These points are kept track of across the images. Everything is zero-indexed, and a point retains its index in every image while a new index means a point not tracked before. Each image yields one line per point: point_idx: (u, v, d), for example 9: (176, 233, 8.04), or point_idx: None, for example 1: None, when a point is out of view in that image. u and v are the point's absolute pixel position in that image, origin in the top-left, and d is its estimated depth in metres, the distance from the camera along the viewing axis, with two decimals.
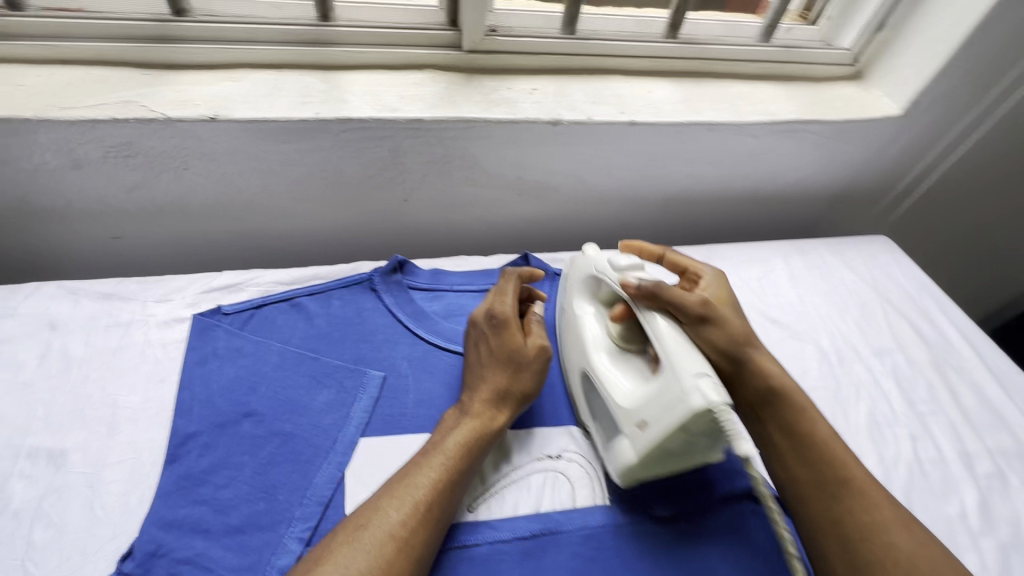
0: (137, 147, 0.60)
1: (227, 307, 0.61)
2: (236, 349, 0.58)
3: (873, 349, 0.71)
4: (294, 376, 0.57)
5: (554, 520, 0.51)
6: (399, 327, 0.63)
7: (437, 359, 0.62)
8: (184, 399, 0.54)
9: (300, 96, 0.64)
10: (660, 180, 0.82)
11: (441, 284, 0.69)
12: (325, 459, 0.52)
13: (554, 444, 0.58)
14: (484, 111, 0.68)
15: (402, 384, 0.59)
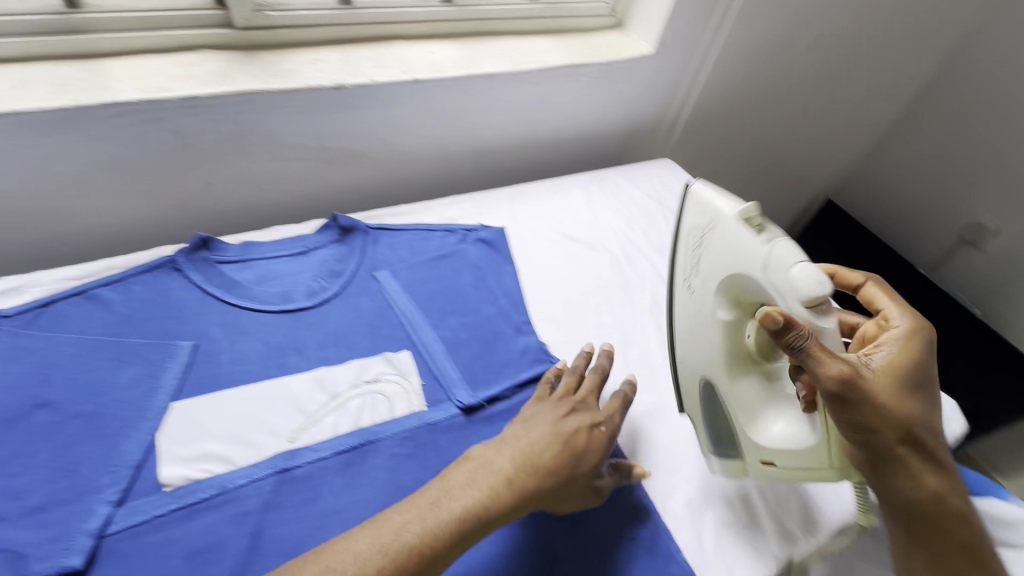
0: None
1: (7, 310, 0.57)
2: (22, 347, 0.55)
3: (655, 248, 0.86)
4: (94, 361, 0.55)
5: (373, 431, 0.55)
6: (210, 298, 0.64)
7: (250, 320, 0.63)
8: None
9: (54, 86, 0.62)
10: (465, 134, 0.90)
11: (252, 254, 0.69)
12: (135, 428, 0.52)
13: (372, 369, 0.61)
14: (264, 81, 0.70)
15: (215, 348, 0.59)
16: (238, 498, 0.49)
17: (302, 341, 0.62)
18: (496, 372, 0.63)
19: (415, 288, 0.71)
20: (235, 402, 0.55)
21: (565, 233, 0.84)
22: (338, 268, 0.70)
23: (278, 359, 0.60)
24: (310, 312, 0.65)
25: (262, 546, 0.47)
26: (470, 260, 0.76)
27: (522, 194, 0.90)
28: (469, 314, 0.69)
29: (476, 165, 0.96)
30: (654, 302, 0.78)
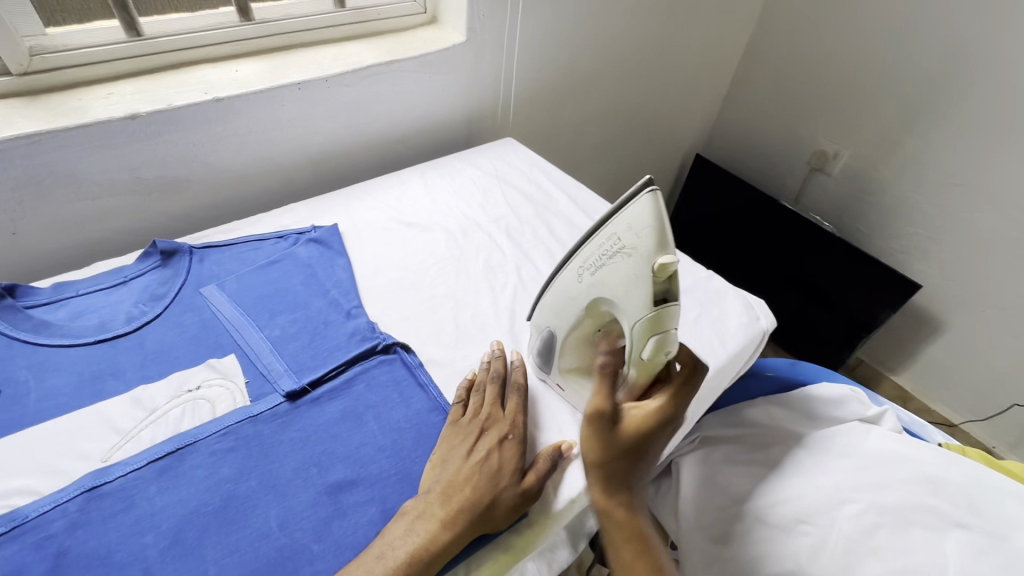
0: None
1: None
2: None
3: (492, 219, 0.91)
4: None
5: (191, 434, 0.57)
6: (17, 343, 0.63)
7: (61, 356, 0.63)
8: None
9: None
10: (292, 144, 0.92)
11: (65, 294, 0.69)
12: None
13: (194, 378, 0.62)
14: (49, 122, 0.70)
15: (21, 390, 0.59)
16: (42, 523, 0.49)
17: (120, 365, 0.63)
18: (323, 356, 0.66)
19: (243, 295, 0.72)
20: (43, 435, 0.55)
21: (402, 220, 0.88)
22: (160, 290, 0.70)
23: (93, 386, 0.60)
24: (129, 337, 0.65)
25: (67, 562, 0.47)
26: (301, 261, 0.78)
27: (359, 191, 0.93)
28: (299, 309, 0.71)
29: (315, 173, 0.98)
30: (489, 266, 0.82)
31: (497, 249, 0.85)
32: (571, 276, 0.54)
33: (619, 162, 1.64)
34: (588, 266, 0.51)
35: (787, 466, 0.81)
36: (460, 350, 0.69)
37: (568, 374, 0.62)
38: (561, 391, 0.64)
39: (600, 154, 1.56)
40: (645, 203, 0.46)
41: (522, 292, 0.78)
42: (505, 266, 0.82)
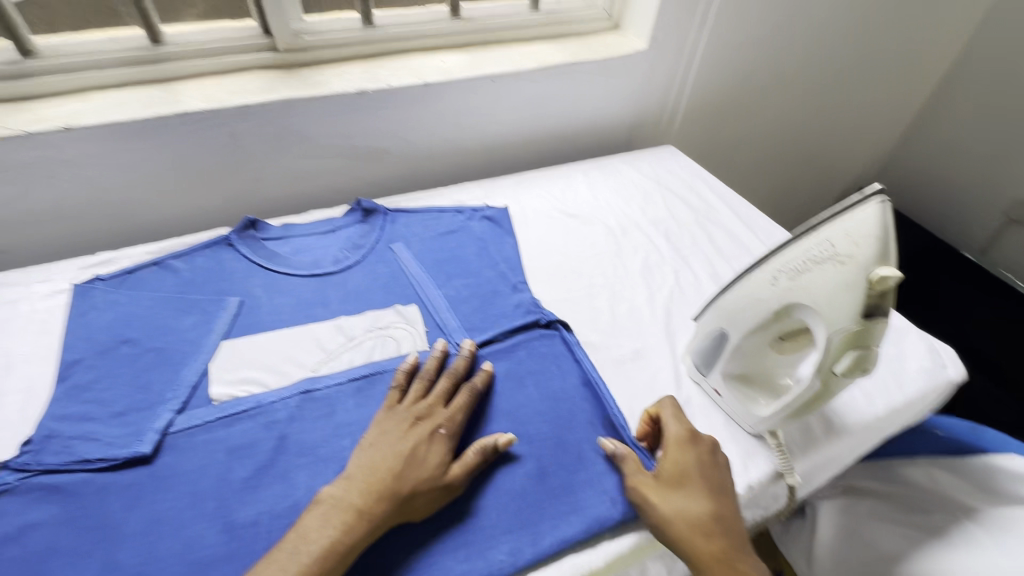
0: (5, 162, 0.73)
1: (104, 275, 0.72)
2: (114, 300, 0.69)
3: (651, 221, 0.92)
4: (165, 310, 0.69)
5: (381, 364, 0.65)
6: (254, 265, 0.76)
7: (285, 282, 0.75)
8: (71, 338, 0.65)
9: (142, 103, 0.79)
10: (475, 130, 1.01)
11: (290, 232, 0.82)
12: (192, 360, 0.64)
13: (384, 319, 0.71)
14: (301, 91, 0.84)
15: (256, 303, 0.72)
16: (270, 411, 0.59)
17: (327, 298, 0.73)
18: (491, 321, 0.71)
19: (425, 256, 0.80)
20: (271, 343, 0.67)
21: (566, 211, 0.92)
22: (361, 241, 0.81)
23: (307, 311, 0.72)
24: (335, 275, 0.76)
25: (287, 446, 0.57)
26: (475, 234, 0.85)
27: (527, 180, 0.99)
28: (471, 276, 0.78)
29: (486, 159, 1.07)
30: (647, 265, 0.83)
31: (655, 250, 0.86)
32: (761, 280, 0.54)
33: (773, 186, 1.56)
34: (788, 270, 0.51)
35: (954, 538, 0.72)
36: (615, 339, 0.71)
37: (731, 378, 0.61)
38: (717, 396, 0.63)
39: (754, 176, 1.50)
40: (872, 212, 0.47)
41: (679, 295, 0.78)
42: (663, 268, 0.83)
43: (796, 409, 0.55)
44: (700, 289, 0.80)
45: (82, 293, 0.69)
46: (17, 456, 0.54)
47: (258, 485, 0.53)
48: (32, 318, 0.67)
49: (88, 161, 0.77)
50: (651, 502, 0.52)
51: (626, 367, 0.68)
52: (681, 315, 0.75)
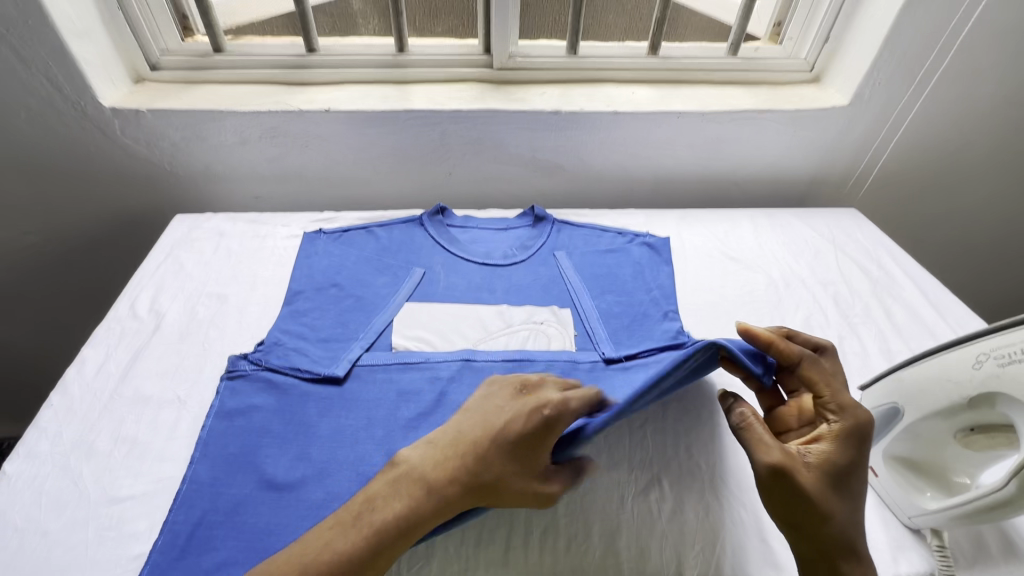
0: (280, 130, 0.93)
1: (326, 229, 0.88)
2: (330, 250, 0.84)
3: (819, 281, 0.88)
4: (365, 267, 0.82)
5: (532, 354, 0.71)
6: (437, 245, 0.88)
7: (460, 265, 0.85)
8: (297, 273, 0.80)
9: (383, 98, 0.96)
10: (648, 161, 1.05)
11: (470, 224, 0.93)
12: (380, 312, 0.76)
13: (539, 315, 0.77)
14: (507, 104, 0.96)
15: (435, 277, 0.83)
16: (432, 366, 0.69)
17: (494, 286, 0.82)
18: (639, 339, 0.74)
19: (583, 268, 0.86)
20: (444, 314, 0.77)
21: (727, 254, 0.92)
22: (529, 243, 0.89)
23: (475, 293, 0.81)
24: (502, 268, 0.85)
25: (446, 401, 0.65)
26: (633, 256, 0.88)
27: (690, 217, 1.00)
28: (624, 294, 0.82)
29: (651, 190, 1.10)
30: (807, 324, 0.80)
31: (819, 311, 0.82)
32: (960, 361, 0.50)
33: (971, 275, 1.36)
34: (1001, 355, 0.47)
35: None
36: None
37: (894, 459, 0.57)
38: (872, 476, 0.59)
39: (943, 259, 1.33)
40: None
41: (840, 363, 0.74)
42: (826, 331, 0.79)
43: (976, 511, 0.50)
44: (866, 361, 0.74)
45: (310, 239, 0.86)
46: (253, 352, 0.68)
47: (418, 426, 0.62)
48: (274, 252, 0.85)
49: (334, 139, 0.96)
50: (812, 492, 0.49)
51: None
52: None
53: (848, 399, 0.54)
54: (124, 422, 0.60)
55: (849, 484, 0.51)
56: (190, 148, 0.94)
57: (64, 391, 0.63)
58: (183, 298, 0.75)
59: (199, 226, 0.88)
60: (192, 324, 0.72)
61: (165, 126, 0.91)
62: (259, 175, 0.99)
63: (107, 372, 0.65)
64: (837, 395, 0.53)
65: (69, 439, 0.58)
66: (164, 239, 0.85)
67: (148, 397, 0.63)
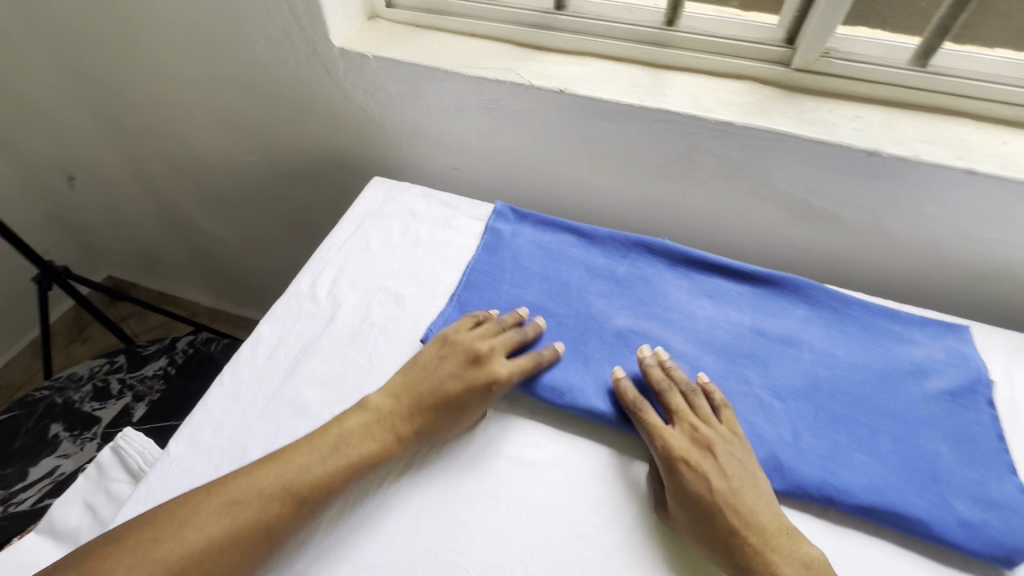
0: (500, 103, 0.79)
1: (522, 238, 0.74)
2: (524, 268, 0.71)
3: None
4: (565, 291, 0.69)
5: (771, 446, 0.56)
6: (657, 282, 0.70)
7: (680, 317, 0.67)
8: (485, 287, 0.69)
9: (629, 85, 0.75)
10: (982, 247, 0.71)
11: (697, 269, 0.72)
12: (570, 327, 0.65)
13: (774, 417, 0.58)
14: (798, 126, 0.68)
15: (647, 325, 0.66)
16: (610, 408, 0.57)
17: (709, 351, 0.64)
18: (888, 481, 0.53)
19: (843, 380, 0.61)
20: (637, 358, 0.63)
21: None
22: (770, 324, 0.66)
23: (684, 350, 0.64)
24: (732, 341, 0.65)
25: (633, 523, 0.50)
26: (932, 400, 0.59)
27: None
28: (895, 435, 0.57)
29: (963, 283, 0.76)
30: None
31: None
32: None
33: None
34: None
35: None
36: None
37: None
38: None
39: None
40: None
41: None
42: None
43: None
44: None
45: (514, 229, 0.75)
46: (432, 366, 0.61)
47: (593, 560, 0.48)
48: (461, 252, 0.73)
49: (556, 125, 0.78)
50: (706, 532, 0.48)
51: None
52: None
53: (682, 442, 0.53)
54: (278, 433, 0.55)
55: (743, 536, 0.48)
56: (403, 105, 0.85)
57: (236, 371, 0.60)
58: (361, 288, 0.68)
59: (394, 198, 0.80)
60: (365, 326, 0.64)
61: (385, 77, 0.82)
62: (463, 147, 0.87)
63: (275, 362, 0.60)
64: (693, 446, 0.53)
65: (228, 434, 0.55)
66: (358, 205, 0.79)
67: (306, 409, 0.57)
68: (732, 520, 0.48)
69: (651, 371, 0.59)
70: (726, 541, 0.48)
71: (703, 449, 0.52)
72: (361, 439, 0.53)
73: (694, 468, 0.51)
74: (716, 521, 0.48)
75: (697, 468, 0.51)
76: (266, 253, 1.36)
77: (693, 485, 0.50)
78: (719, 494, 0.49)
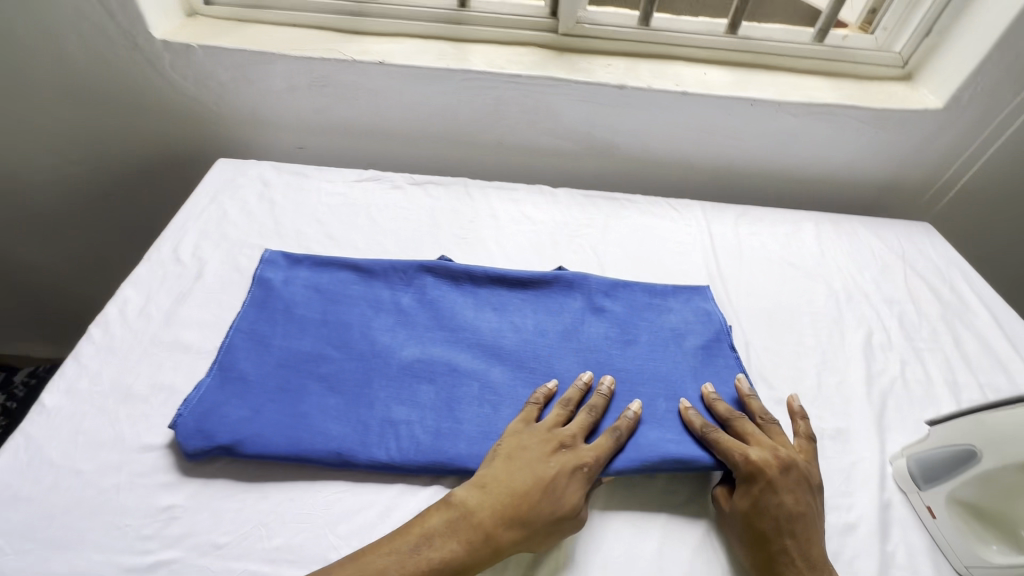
0: (329, 80, 0.89)
1: (286, 282, 0.68)
2: (293, 315, 0.65)
3: (885, 298, 0.82)
4: (341, 332, 0.65)
5: (585, 346, 0.67)
6: (441, 300, 0.70)
7: (463, 334, 0.67)
8: (262, 336, 0.62)
9: (438, 55, 0.90)
10: (712, 151, 0.98)
11: (477, 272, 0.73)
12: (352, 371, 0.61)
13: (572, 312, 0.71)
14: (569, 74, 0.89)
15: (431, 345, 0.65)
16: (393, 452, 0.55)
17: (498, 361, 0.65)
18: (663, 437, 0.58)
19: (618, 355, 0.67)
20: (425, 387, 0.61)
21: (787, 259, 0.86)
22: (550, 326, 0.69)
23: (473, 366, 0.64)
24: (517, 342, 0.67)
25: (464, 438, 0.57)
26: (691, 356, 0.67)
27: (748, 214, 0.94)
28: (667, 396, 0.63)
29: (709, 181, 1.03)
30: (869, 343, 0.75)
31: (882, 330, 0.77)
32: None
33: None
34: None
35: None
36: (815, 407, 0.66)
37: (952, 502, 0.53)
38: (928, 517, 0.55)
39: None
40: None
41: (903, 391, 0.69)
42: (888, 354, 0.74)
43: None
44: (929, 391, 0.70)
45: (288, 275, 0.69)
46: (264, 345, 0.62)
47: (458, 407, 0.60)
48: (316, 209, 0.82)
49: (383, 94, 0.91)
50: (772, 544, 0.50)
51: (826, 447, 0.62)
52: (900, 411, 0.67)
53: (762, 456, 0.55)
54: (163, 368, 0.60)
55: (802, 545, 0.50)
56: (238, 91, 0.92)
57: (105, 329, 0.62)
58: (224, 248, 0.73)
59: (243, 173, 0.86)
60: (235, 274, 0.70)
61: (215, 65, 0.88)
62: (304, 125, 0.96)
63: (148, 315, 0.64)
64: (796, 472, 0.54)
65: (109, 379, 0.58)
66: (208, 182, 0.83)
67: (186, 345, 0.62)
68: (790, 541, 0.50)
69: (727, 410, 0.60)
70: (788, 565, 0.49)
71: (795, 467, 0.54)
72: (444, 538, 0.49)
73: (778, 483, 0.53)
74: (779, 533, 0.51)
75: (784, 485, 0.53)
76: (108, 277, 1.28)
77: (767, 495, 0.52)
78: (792, 515, 0.51)
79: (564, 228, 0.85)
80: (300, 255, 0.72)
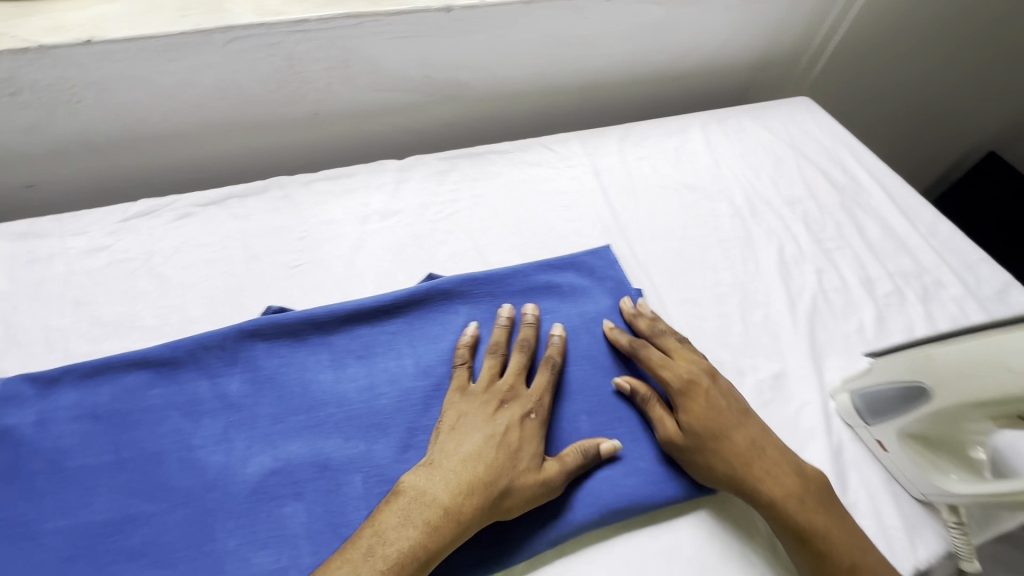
0: (19, 82, 0.59)
1: (46, 419, 0.48)
2: (68, 472, 0.45)
3: (785, 199, 0.75)
4: (148, 469, 0.46)
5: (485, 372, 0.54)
6: (282, 371, 0.52)
7: (323, 410, 0.50)
8: (28, 523, 0.43)
9: (177, 10, 0.63)
10: (575, 65, 0.81)
11: (320, 314, 0.54)
12: (177, 524, 0.44)
13: (457, 328, 0.56)
14: (373, 5, 0.66)
15: (282, 440, 0.48)
16: None
17: (378, 432, 0.49)
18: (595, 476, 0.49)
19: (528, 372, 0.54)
20: (290, 508, 0.45)
21: (682, 181, 0.75)
22: (436, 360, 0.54)
23: (348, 453, 0.48)
24: (398, 397, 0.51)
25: None
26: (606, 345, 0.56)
27: (631, 134, 0.81)
28: (592, 411, 0.52)
29: (580, 101, 0.87)
30: (783, 260, 0.68)
31: (792, 241, 0.70)
32: None
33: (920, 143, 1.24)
34: None
35: None
36: (747, 357, 0.59)
37: (905, 437, 0.50)
38: (880, 451, 0.52)
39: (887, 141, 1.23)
40: None
41: (824, 304, 0.65)
42: (802, 266, 0.68)
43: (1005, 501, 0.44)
44: (848, 297, 0.65)
45: (43, 412, 0.48)
46: (33, 536, 0.43)
47: (342, 519, 0.45)
48: (68, 284, 0.57)
49: (114, 85, 0.63)
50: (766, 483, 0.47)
51: (769, 402, 0.56)
52: (825, 331, 0.62)
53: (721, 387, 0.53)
54: None
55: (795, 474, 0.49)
56: None
57: None
58: None
59: None
60: None
61: None
62: (15, 156, 0.66)
63: None
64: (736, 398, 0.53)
65: None
66: None
67: None
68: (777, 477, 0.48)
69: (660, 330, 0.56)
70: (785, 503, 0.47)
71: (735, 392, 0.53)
72: (399, 529, 0.41)
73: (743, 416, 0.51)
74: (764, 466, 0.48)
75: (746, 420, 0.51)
76: None
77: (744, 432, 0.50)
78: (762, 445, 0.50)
79: (425, 213, 0.67)
80: (55, 371, 0.49)
